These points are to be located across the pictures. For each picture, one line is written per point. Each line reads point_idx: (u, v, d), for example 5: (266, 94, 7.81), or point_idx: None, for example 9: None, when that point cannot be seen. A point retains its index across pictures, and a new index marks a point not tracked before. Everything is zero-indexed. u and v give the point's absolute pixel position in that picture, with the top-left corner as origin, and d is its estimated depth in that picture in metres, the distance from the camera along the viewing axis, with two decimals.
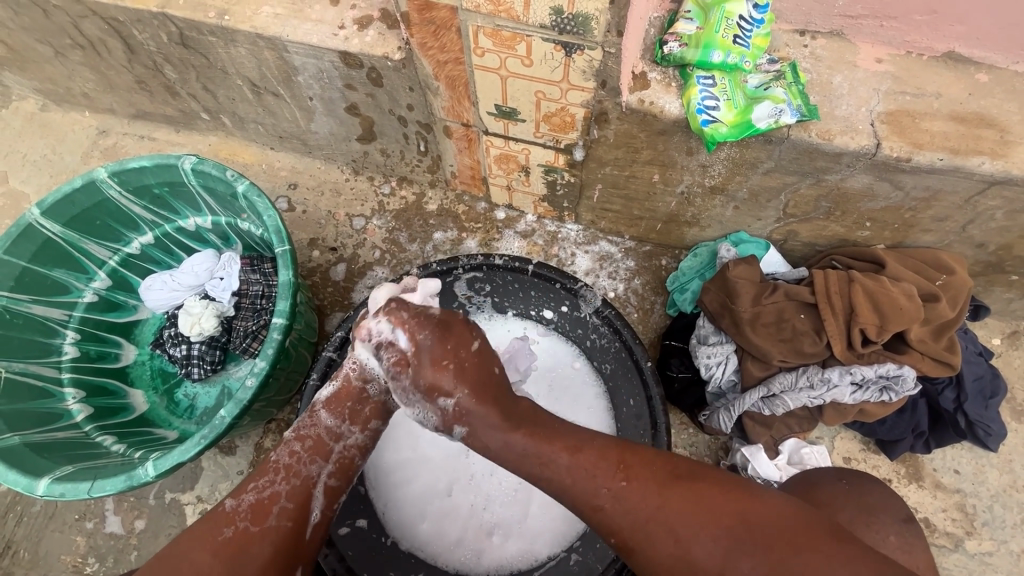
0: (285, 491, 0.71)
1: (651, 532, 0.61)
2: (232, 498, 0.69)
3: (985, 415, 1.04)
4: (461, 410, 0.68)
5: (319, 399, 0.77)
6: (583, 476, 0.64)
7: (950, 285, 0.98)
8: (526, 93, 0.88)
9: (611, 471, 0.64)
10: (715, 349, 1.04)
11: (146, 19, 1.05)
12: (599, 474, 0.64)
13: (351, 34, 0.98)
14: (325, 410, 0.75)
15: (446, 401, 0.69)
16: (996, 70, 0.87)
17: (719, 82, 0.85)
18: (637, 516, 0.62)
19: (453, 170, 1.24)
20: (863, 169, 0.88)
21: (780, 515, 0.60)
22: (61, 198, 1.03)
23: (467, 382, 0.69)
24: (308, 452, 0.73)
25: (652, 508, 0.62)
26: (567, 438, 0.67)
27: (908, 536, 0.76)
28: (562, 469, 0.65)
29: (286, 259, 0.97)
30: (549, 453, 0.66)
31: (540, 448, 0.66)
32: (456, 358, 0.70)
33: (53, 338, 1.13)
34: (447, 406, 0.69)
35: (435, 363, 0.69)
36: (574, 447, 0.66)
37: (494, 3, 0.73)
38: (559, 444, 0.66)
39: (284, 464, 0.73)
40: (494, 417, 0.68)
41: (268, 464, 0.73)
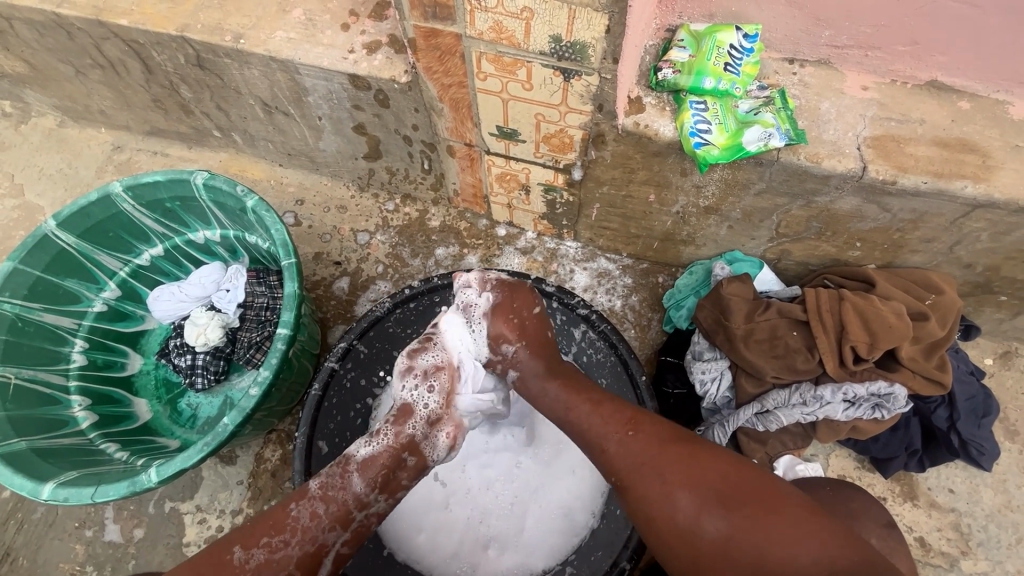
0: (296, 557, 0.71)
1: (644, 475, 0.66)
2: (242, 549, 0.70)
3: (979, 434, 1.04)
4: (517, 358, 0.85)
5: (353, 458, 0.77)
6: (597, 422, 0.72)
7: (940, 304, 1.00)
8: (527, 115, 0.92)
9: (622, 422, 0.71)
10: (710, 364, 1.06)
11: (165, 42, 1.10)
12: (612, 422, 0.71)
13: (360, 58, 1.03)
14: (358, 474, 0.76)
15: (507, 348, 0.86)
16: (977, 98, 0.90)
17: (711, 107, 0.89)
18: (634, 461, 0.67)
19: (455, 188, 1.27)
20: (852, 191, 0.91)
21: (771, 485, 0.62)
22: (76, 210, 1.07)
23: (525, 335, 0.86)
24: (327, 519, 0.73)
25: (651, 456, 0.66)
26: (592, 393, 0.77)
27: (889, 540, 0.79)
28: (582, 415, 0.74)
29: (292, 271, 1.00)
30: (575, 402, 0.76)
31: (570, 399, 0.77)
32: (518, 313, 0.87)
33: (62, 346, 1.15)
34: (507, 352, 0.86)
35: (505, 316, 0.86)
36: (597, 401, 0.75)
37: (496, 31, 0.78)
38: (585, 397, 0.76)
39: (303, 526, 0.72)
40: (539, 367, 0.83)
41: (286, 522, 0.72)
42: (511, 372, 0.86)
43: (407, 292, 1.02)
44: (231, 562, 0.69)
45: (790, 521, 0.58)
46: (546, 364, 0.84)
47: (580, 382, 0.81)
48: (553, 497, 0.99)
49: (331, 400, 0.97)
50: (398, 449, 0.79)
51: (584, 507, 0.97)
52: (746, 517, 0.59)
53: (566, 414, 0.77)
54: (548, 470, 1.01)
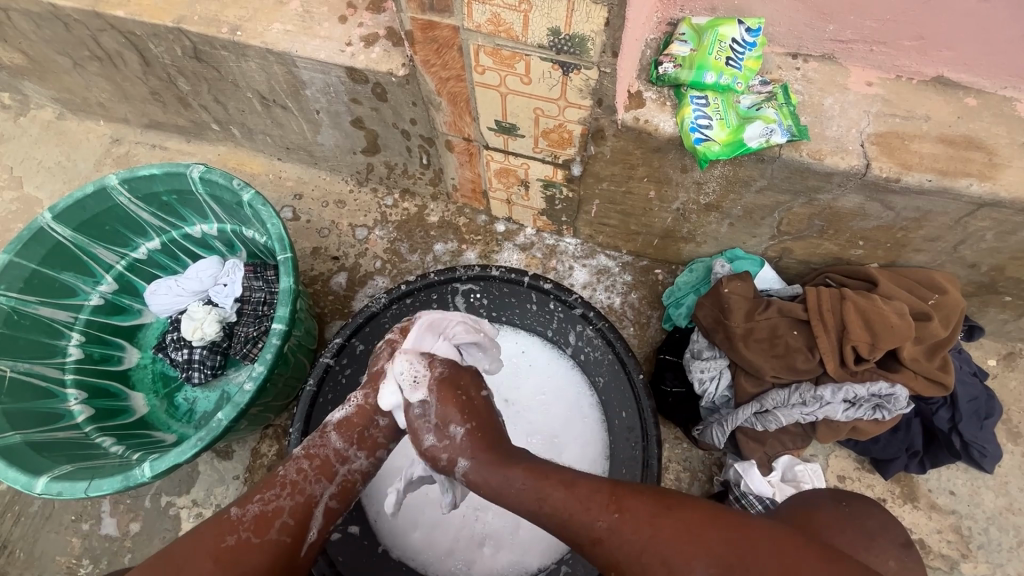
0: (288, 506, 0.69)
1: (648, 563, 0.59)
2: (236, 506, 0.68)
3: (980, 436, 1.03)
4: (471, 441, 0.71)
5: (329, 421, 0.77)
6: (578, 509, 0.63)
7: (943, 304, 0.98)
8: (526, 110, 0.91)
9: (606, 505, 0.63)
10: (709, 363, 1.05)
11: (162, 34, 1.09)
12: (594, 505, 0.63)
13: (357, 51, 1.02)
14: (335, 431, 0.76)
15: (457, 428, 0.72)
16: (984, 95, 0.88)
17: (712, 102, 0.88)
18: (632, 549, 0.60)
19: (454, 183, 1.26)
20: (854, 189, 0.89)
21: (774, 537, 0.58)
22: (72, 203, 1.06)
23: (477, 415, 0.73)
24: (315, 470, 0.73)
25: (651, 538, 0.60)
26: (559, 473, 0.66)
27: (907, 561, 0.74)
28: (556, 504, 0.64)
29: (288, 266, 0.99)
30: (545, 487, 0.65)
31: (537, 484, 0.65)
32: (466, 391, 0.76)
33: (58, 339, 1.15)
34: (456, 434, 0.71)
35: (450, 388, 0.75)
36: (569, 481, 0.65)
37: (494, 23, 0.77)
38: (553, 479, 0.65)
39: (291, 480, 0.71)
40: (491, 451, 0.70)
41: (275, 477, 0.71)
42: (457, 462, 0.70)
43: (403, 288, 1.02)
44: (226, 519, 0.67)
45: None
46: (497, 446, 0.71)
47: (541, 463, 0.68)
48: None
49: (326, 396, 0.96)
50: (370, 410, 0.78)
51: None
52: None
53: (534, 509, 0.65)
54: None
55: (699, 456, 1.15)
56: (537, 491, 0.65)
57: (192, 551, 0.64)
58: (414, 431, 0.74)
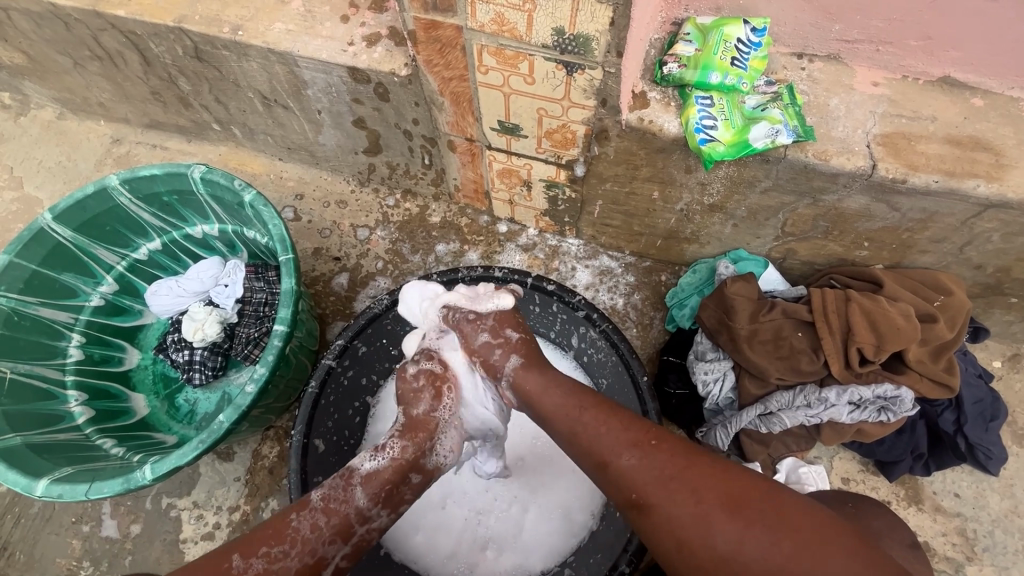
0: (295, 568, 0.65)
1: (672, 490, 0.59)
2: (240, 557, 0.64)
3: (986, 438, 1.03)
4: (521, 345, 0.79)
5: (357, 471, 0.72)
6: (614, 430, 0.65)
7: (948, 306, 0.98)
8: (529, 110, 0.91)
9: (643, 433, 0.65)
10: (712, 365, 1.05)
11: (163, 33, 1.08)
12: (631, 429, 0.65)
13: (359, 50, 1.01)
14: (361, 488, 0.70)
15: (512, 333, 0.80)
16: (990, 95, 0.88)
17: (717, 102, 0.87)
18: (658, 474, 0.60)
19: (456, 183, 1.26)
20: (860, 190, 0.89)
21: (803, 499, 0.57)
22: (72, 203, 1.06)
23: (530, 331, 0.82)
24: (331, 531, 0.67)
25: (679, 469, 0.60)
26: (603, 399, 0.70)
27: (912, 559, 0.73)
28: (596, 422, 0.67)
29: (289, 267, 0.98)
30: (588, 407, 0.69)
31: (579, 404, 0.70)
32: (525, 317, 0.84)
33: (58, 340, 1.14)
34: (512, 337, 0.79)
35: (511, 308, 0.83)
36: (612, 406, 0.69)
37: (498, 23, 0.76)
38: (598, 402, 0.70)
39: (303, 536, 0.66)
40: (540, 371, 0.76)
41: (287, 530, 0.66)
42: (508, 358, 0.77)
43: None
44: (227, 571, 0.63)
45: (837, 542, 0.53)
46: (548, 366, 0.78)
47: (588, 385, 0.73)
48: (551, 498, 0.98)
49: (328, 397, 0.95)
50: (406, 466, 0.73)
51: (583, 509, 0.95)
52: (788, 535, 0.53)
53: (572, 424, 0.69)
54: (548, 472, 1.00)
55: None
56: (580, 410, 0.69)
57: None
58: (463, 333, 0.81)
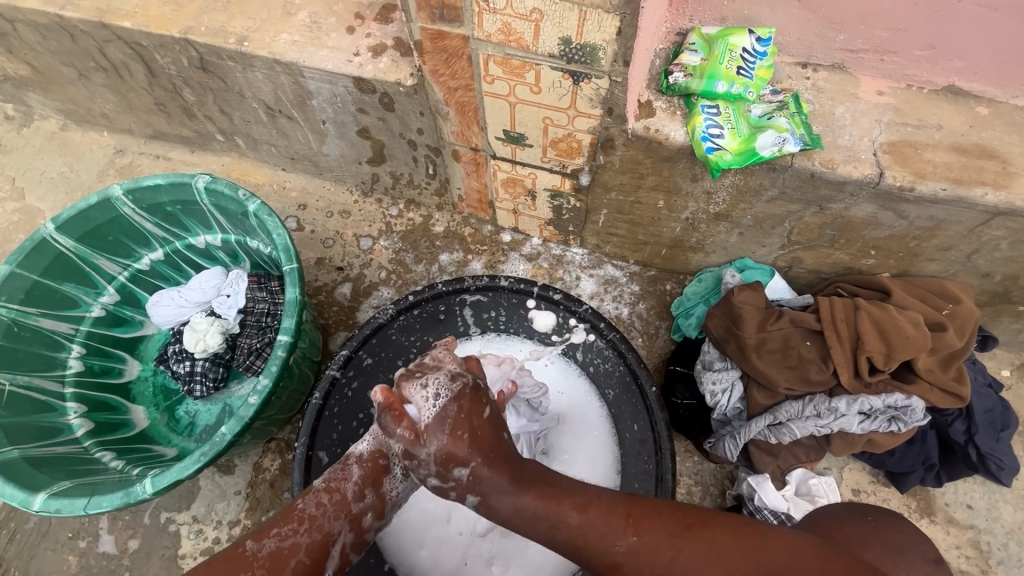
0: (305, 544, 0.66)
1: None
2: (252, 541, 0.65)
3: (998, 449, 1.02)
4: (476, 479, 0.64)
5: (353, 454, 0.73)
6: (595, 534, 0.60)
7: (958, 313, 0.97)
8: (535, 119, 0.91)
9: (623, 525, 0.60)
10: (720, 374, 1.03)
11: (168, 45, 1.09)
12: (610, 529, 0.60)
13: (365, 61, 1.01)
14: (358, 466, 0.71)
15: (462, 471, 0.64)
16: (995, 104, 0.88)
17: (723, 111, 0.87)
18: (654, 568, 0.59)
19: (460, 193, 1.26)
20: (867, 198, 0.89)
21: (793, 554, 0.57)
22: (75, 214, 1.05)
23: (481, 449, 0.65)
24: (334, 506, 0.69)
25: (670, 560, 0.58)
26: (573, 495, 0.63)
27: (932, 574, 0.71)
28: (572, 529, 0.61)
29: (294, 277, 0.97)
30: (558, 514, 0.62)
31: (551, 511, 0.62)
32: (471, 426, 0.65)
33: (58, 351, 1.13)
34: (462, 476, 0.64)
35: (451, 431, 0.64)
36: (584, 505, 0.62)
37: (505, 33, 0.76)
38: (568, 501, 0.62)
39: (309, 515, 0.68)
40: (502, 481, 0.63)
41: (292, 512, 0.67)
42: (468, 497, 0.64)
43: (411, 298, 1.01)
44: (241, 555, 0.63)
45: None
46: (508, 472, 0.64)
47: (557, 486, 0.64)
48: None
49: (333, 409, 0.94)
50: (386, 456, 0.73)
51: None
52: None
53: (547, 535, 0.62)
54: None
55: (711, 470, 1.13)
56: (550, 517, 0.62)
57: None
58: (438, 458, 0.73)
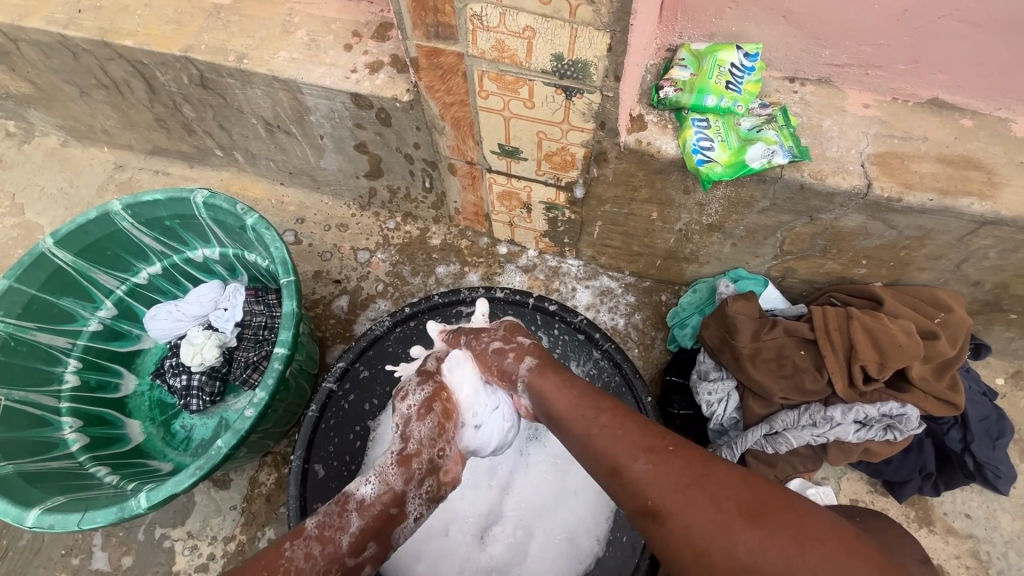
0: None
1: (688, 499, 0.54)
2: None
3: (994, 457, 1.02)
4: (530, 355, 0.77)
5: (352, 497, 0.72)
6: (628, 436, 0.61)
7: (949, 322, 0.98)
8: (529, 133, 0.92)
9: (658, 438, 0.60)
10: (716, 385, 1.04)
11: (169, 62, 1.11)
12: (649, 432, 0.61)
13: (362, 77, 1.03)
14: (356, 513, 0.71)
15: (522, 340, 0.80)
16: (979, 116, 0.90)
17: (713, 124, 0.89)
18: (676, 478, 0.56)
19: (456, 206, 1.27)
20: (856, 209, 0.90)
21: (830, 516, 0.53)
22: (74, 228, 1.06)
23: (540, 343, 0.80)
24: (323, 561, 0.67)
25: (694, 476, 0.56)
26: (618, 404, 0.66)
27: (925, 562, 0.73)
28: (605, 429, 0.63)
29: (290, 289, 0.98)
30: (600, 410, 0.65)
31: (588, 410, 0.66)
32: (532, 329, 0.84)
33: (55, 366, 1.13)
34: (522, 345, 0.79)
35: (518, 326, 0.84)
36: (629, 414, 0.64)
37: (499, 50, 0.78)
38: (613, 407, 0.65)
39: (296, 568, 0.66)
40: (553, 382, 0.72)
41: (280, 562, 0.66)
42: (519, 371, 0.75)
43: (407, 310, 1.01)
44: None
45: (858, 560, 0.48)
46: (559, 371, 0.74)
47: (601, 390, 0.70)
48: (557, 522, 0.96)
49: (328, 421, 0.94)
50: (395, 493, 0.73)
51: (588, 533, 0.94)
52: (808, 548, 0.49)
53: (584, 426, 0.65)
54: (550, 494, 0.98)
55: None
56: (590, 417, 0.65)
57: None
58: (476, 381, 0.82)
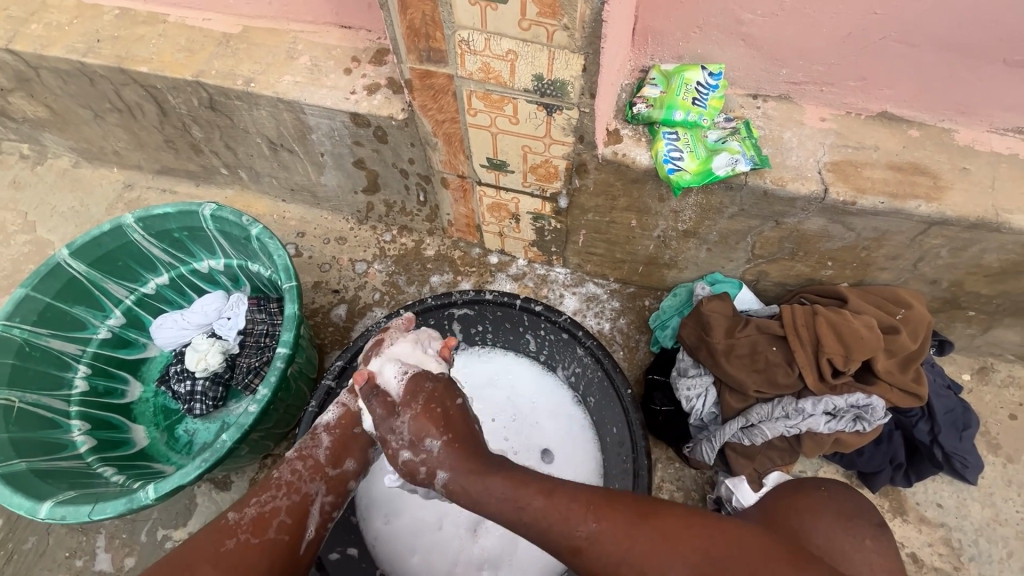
0: (284, 506, 0.78)
1: (629, 568, 0.66)
2: (234, 511, 0.76)
3: (961, 447, 1.07)
4: (442, 456, 0.77)
5: (320, 424, 0.85)
6: (559, 518, 0.69)
7: (910, 318, 1.04)
8: (514, 147, 1.00)
9: (584, 511, 0.69)
10: (694, 380, 1.10)
11: (181, 87, 1.19)
12: (573, 515, 0.69)
13: (361, 98, 1.12)
14: (326, 433, 0.84)
15: (431, 443, 0.77)
16: (925, 126, 0.98)
17: (682, 137, 0.97)
18: (613, 554, 0.66)
19: (449, 218, 1.34)
20: (817, 212, 0.98)
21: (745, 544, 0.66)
22: (89, 240, 1.13)
23: (451, 428, 0.79)
24: (307, 471, 0.81)
25: (629, 543, 0.67)
26: (541, 483, 0.73)
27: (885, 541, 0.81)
28: (537, 512, 0.70)
29: (292, 294, 1.04)
30: (525, 496, 0.71)
31: (517, 495, 0.72)
32: (442, 404, 0.81)
33: (65, 371, 1.18)
34: (432, 447, 0.77)
35: (426, 408, 0.79)
36: (547, 490, 0.72)
37: (485, 71, 0.86)
38: (534, 487, 0.72)
39: (285, 481, 0.79)
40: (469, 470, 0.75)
41: (271, 481, 0.79)
42: (436, 475, 0.76)
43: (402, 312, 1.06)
44: (225, 524, 0.75)
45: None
46: (476, 459, 0.77)
47: (521, 471, 0.75)
48: None
49: None
50: (353, 417, 0.85)
51: None
52: None
53: (515, 515, 0.71)
54: None
55: (691, 476, 1.17)
56: (518, 499, 0.72)
57: (197, 549, 0.73)
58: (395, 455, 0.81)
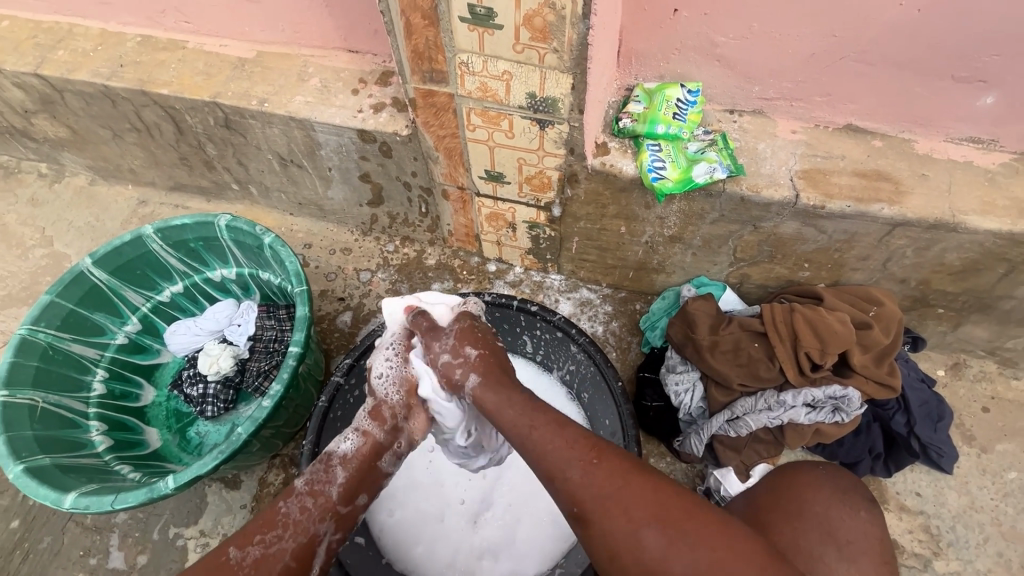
0: (290, 548, 0.75)
1: (608, 507, 0.67)
2: (237, 548, 0.73)
3: (936, 438, 1.13)
4: (479, 364, 0.84)
5: (334, 454, 0.84)
6: (561, 448, 0.72)
7: (882, 315, 1.12)
8: (510, 159, 1.09)
9: (586, 450, 0.72)
10: (682, 375, 1.17)
11: (199, 107, 1.28)
12: (576, 449, 0.72)
13: (367, 116, 1.20)
14: (341, 467, 0.83)
15: (472, 352, 0.86)
16: (887, 137, 1.07)
17: (665, 148, 1.05)
18: (597, 491, 0.68)
19: (449, 228, 1.42)
20: (790, 216, 1.06)
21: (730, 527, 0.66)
22: (111, 250, 1.20)
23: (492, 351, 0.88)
24: (317, 509, 0.79)
25: (615, 488, 0.68)
26: (555, 414, 0.76)
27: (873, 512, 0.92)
28: (543, 440, 0.73)
29: (303, 297, 1.11)
30: (538, 423, 0.75)
31: (532, 420, 0.75)
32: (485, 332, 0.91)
33: (85, 374, 1.24)
34: (471, 357, 0.86)
35: (471, 330, 0.90)
36: (562, 422, 0.75)
37: (482, 90, 0.95)
38: (549, 416, 0.76)
39: (293, 520, 0.77)
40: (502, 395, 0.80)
41: (278, 518, 0.76)
42: (469, 379, 0.83)
43: None
44: (228, 563, 0.72)
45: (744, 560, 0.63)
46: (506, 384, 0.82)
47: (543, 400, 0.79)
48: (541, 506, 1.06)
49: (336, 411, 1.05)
50: (370, 443, 0.85)
51: None
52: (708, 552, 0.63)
53: (522, 435, 0.75)
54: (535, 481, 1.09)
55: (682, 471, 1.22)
56: (531, 425, 0.75)
57: None
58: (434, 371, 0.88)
